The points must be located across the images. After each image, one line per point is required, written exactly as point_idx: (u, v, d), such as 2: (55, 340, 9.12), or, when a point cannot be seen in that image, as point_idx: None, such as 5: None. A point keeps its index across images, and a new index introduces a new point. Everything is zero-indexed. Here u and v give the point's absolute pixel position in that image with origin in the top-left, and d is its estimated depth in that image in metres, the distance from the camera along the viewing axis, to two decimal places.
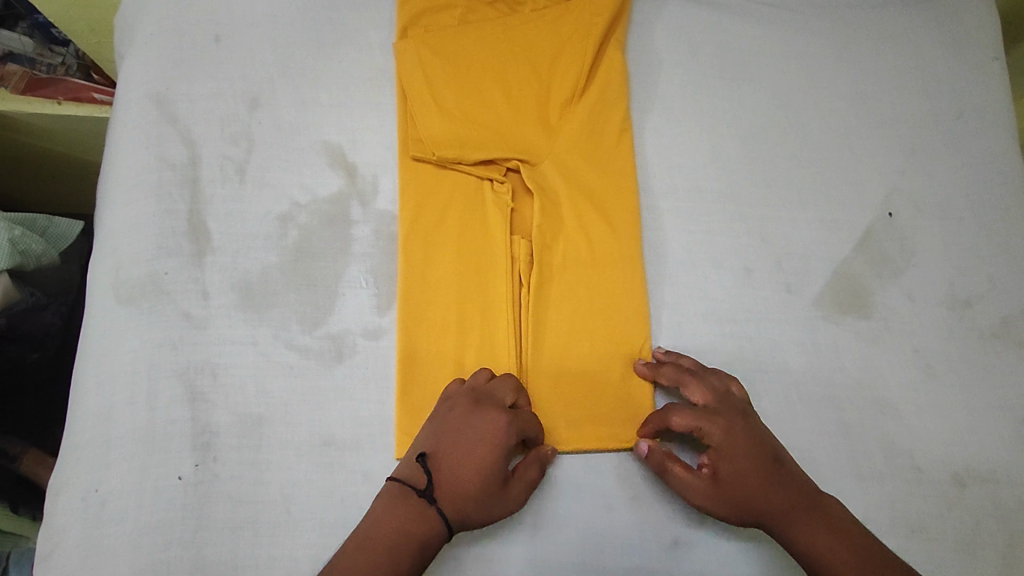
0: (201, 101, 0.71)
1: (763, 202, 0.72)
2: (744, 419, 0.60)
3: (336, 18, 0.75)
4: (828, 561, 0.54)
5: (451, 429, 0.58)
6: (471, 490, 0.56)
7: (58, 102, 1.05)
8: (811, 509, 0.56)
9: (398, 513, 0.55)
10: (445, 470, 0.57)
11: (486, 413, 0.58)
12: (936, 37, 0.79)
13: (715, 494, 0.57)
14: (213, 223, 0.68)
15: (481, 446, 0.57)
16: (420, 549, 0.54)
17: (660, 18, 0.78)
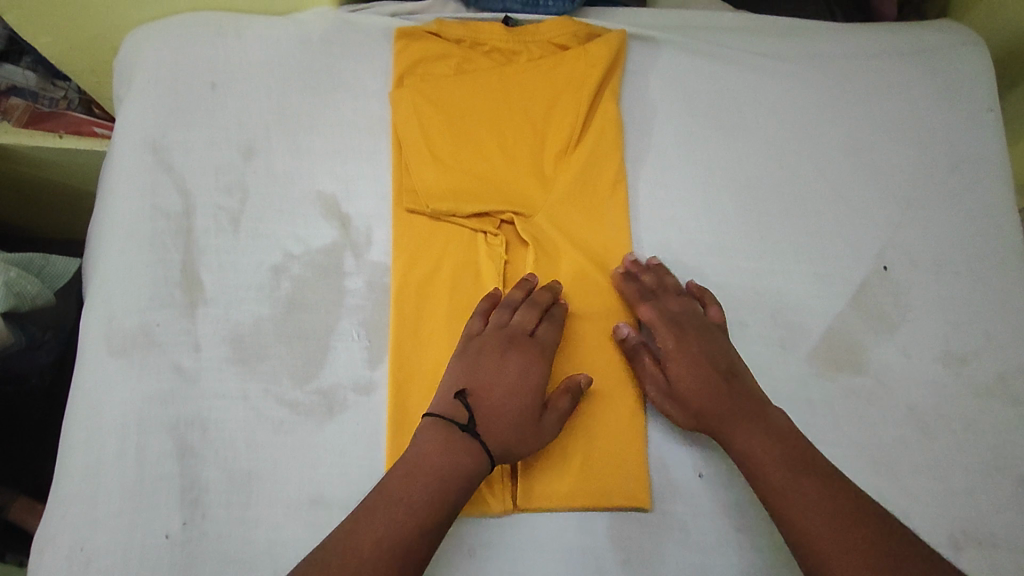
0: (196, 149, 0.71)
1: (758, 254, 0.72)
2: (701, 333, 0.65)
3: (331, 65, 0.74)
4: (768, 469, 0.57)
5: (486, 363, 0.62)
6: (510, 421, 0.59)
7: (60, 135, 1.05)
8: (745, 416, 0.60)
9: (448, 447, 0.57)
10: (484, 403, 0.60)
11: (518, 346, 0.63)
12: (930, 89, 0.79)
13: (664, 394, 0.64)
14: (206, 274, 0.68)
15: (514, 377, 0.61)
16: (471, 478, 0.57)
17: (656, 66, 0.78)
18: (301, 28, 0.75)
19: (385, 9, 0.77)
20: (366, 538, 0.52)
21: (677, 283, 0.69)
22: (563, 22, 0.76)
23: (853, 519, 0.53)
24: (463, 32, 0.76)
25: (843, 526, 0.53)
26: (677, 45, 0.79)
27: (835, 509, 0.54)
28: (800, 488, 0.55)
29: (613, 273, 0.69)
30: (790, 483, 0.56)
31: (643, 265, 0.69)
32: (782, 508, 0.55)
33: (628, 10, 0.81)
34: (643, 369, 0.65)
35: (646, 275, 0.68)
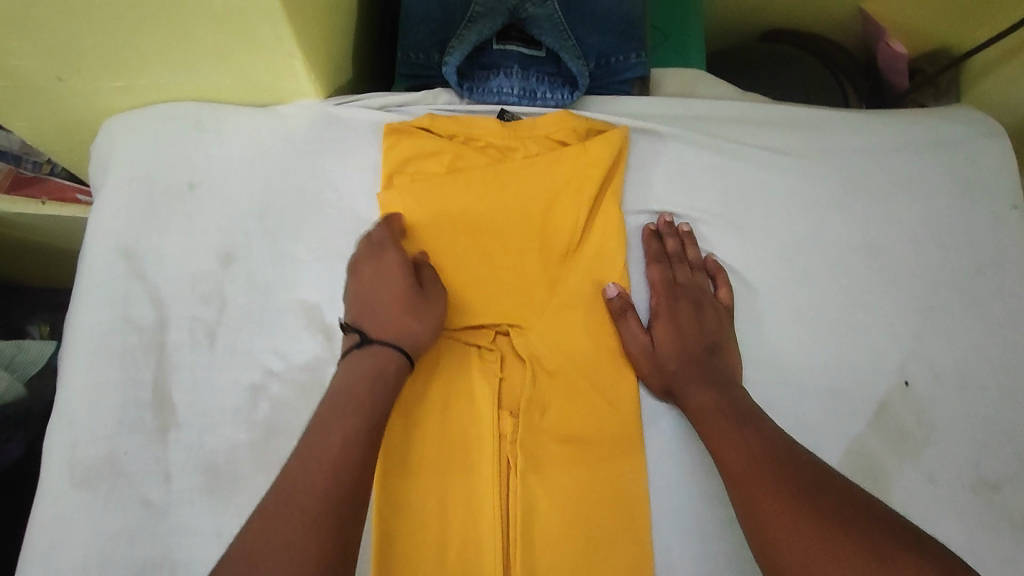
0: (173, 256, 0.67)
1: (772, 367, 0.69)
2: (696, 308, 0.68)
3: (319, 164, 0.71)
4: (712, 440, 0.60)
5: (358, 287, 0.63)
6: (394, 300, 0.62)
7: (41, 203, 0.98)
8: (709, 379, 0.64)
9: (375, 381, 0.58)
10: (367, 317, 0.62)
11: (374, 256, 0.64)
12: (949, 185, 0.76)
13: (648, 355, 0.66)
14: (179, 395, 0.63)
15: (391, 264, 0.63)
16: (379, 376, 0.58)
17: (660, 163, 0.75)
18: (285, 123, 0.72)
19: (375, 100, 0.74)
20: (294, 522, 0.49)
21: (697, 257, 0.71)
22: (561, 116, 0.72)
23: (778, 487, 0.54)
24: (455, 127, 0.72)
25: (758, 483, 0.55)
26: (683, 139, 0.75)
27: (757, 463, 0.56)
28: (724, 435, 0.59)
29: (645, 228, 0.72)
30: (728, 437, 0.59)
31: (669, 229, 0.72)
32: (718, 445, 0.59)
33: (631, 99, 0.78)
34: (627, 327, 0.67)
35: (669, 240, 0.72)
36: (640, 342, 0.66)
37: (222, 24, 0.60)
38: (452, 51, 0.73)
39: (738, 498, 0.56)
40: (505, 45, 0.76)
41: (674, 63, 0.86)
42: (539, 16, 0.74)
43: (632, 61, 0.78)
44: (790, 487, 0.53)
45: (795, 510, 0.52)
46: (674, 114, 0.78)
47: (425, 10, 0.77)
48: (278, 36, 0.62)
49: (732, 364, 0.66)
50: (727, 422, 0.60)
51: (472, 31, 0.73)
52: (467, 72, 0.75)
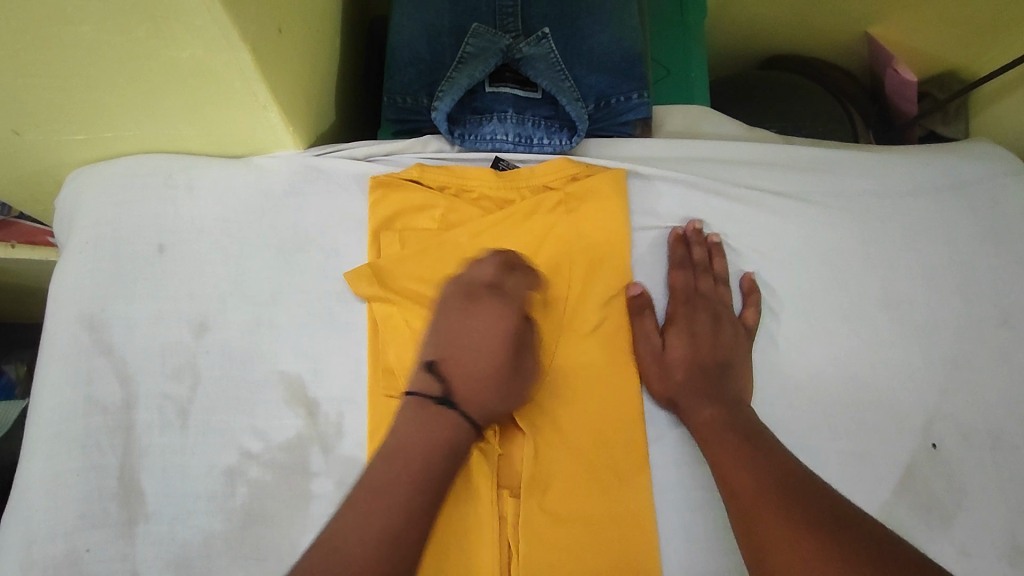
0: (140, 326, 0.62)
1: (790, 430, 0.64)
2: (714, 321, 0.65)
3: (298, 220, 0.66)
4: (719, 458, 0.56)
5: (448, 327, 0.61)
6: (496, 376, 0.60)
7: (11, 246, 0.89)
8: (714, 396, 0.61)
9: (421, 424, 0.56)
10: (458, 376, 0.60)
11: (483, 301, 0.62)
12: (969, 228, 0.72)
13: (655, 357, 0.64)
14: (148, 481, 0.57)
15: (491, 331, 0.62)
16: (449, 448, 0.56)
17: (662, 211, 0.71)
18: (263, 176, 0.66)
19: (359, 149, 0.69)
20: (338, 526, 0.50)
21: (723, 269, 0.68)
22: (559, 163, 0.69)
23: (786, 504, 0.51)
24: (446, 178, 0.68)
25: (765, 504, 0.52)
26: (688, 184, 0.71)
27: (768, 480, 0.53)
28: (729, 450, 0.56)
29: (670, 231, 0.70)
30: (734, 456, 0.56)
31: (698, 237, 0.69)
32: (722, 460, 0.56)
33: (631, 142, 0.74)
34: (642, 325, 0.65)
35: (697, 247, 0.69)
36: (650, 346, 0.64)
37: (190, 81, 0.55)
38: (442, 96, 0.68)
39: (733, 513, 0.53)
40: (498, 88, 0.71)
41: (677, 100, 0.82)
42: (534, 57, 0.71)
43: (634, 102, 0.73)
44: (799, 511, 0.50)
45: (801, 524, 0.49)
46: (678, 159, 0.73)
47: (412, 51, 0.73)
48: (252, 90, 0.57)
49: (743, 383, 0.63)
50: (736, 439, 0.57)
51: (463, 74, 0.69)
52: (458, 117, 0.71)
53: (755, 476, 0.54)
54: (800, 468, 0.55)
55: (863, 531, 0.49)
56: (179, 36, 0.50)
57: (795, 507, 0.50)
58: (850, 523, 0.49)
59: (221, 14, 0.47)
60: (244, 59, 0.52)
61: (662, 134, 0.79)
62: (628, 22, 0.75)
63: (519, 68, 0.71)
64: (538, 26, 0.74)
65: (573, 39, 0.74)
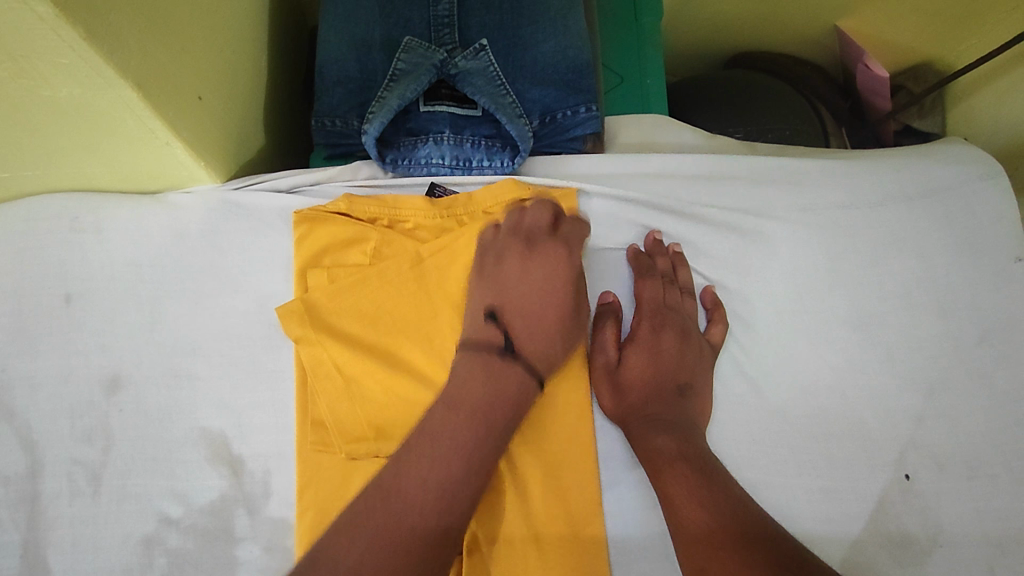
0: (47, 385, 0.57)
1: (755, 467, 0.59)
2: (682, 339, 0.60)
3: (218, 261, 0.61)
4: (670, 493, 0.51)
5: (507, 275, 0.60)
6: (560, 310, 0.59)
7: None
8: (670, 423, 0.56)
9: (488, 380, 0.54)
10: (519, 323, 0.58)
11: (540, 247, 0.61)
12: (941, 239, 0.67)
13: (609, 371, 0.60)
14: (56, 557, 0.53)
15: (564, 272, 0.60)
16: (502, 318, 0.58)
17: (615, 233, 0.66)
18: (177, 215, 0.62)
19: (282, 180, 0.64)
20: (399, 507, 0.48)
21: (689, 280, 0.64)
22: (501, 184, 0.63)
23: (738, 544, 0.45)
24: (378, 209, 0.63)
25: (716, 542, 0.47)
26: (642, 203, 0.66)
27: (723, 517, 0.48)
28: (681, 482, 0.51)
29: (630, 247, 0.65)
30: (687, 490, 0.51)
31: (661, 248, 0.65)
32: (672, 492, 0.51)
33: (583, 161, 0.68)
34: (603, 341, 0.61)
35: (661, 259, 0.64)
36: (607, 361, 0.60)
37: (78, 120, 0.51)
38: (370, 118, 0.63)
39: (681, 550, 0.48)
40: (434, 106, 0.66)
41: (633, 110, 0.77)
42: (472, 71, 0.67)
43: (581, 116, 0.68)
44: (752, 554, 0.45)
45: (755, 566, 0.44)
46: (631, 174, 0.68)
47: (341, 68, 0.68)
48: (149, 126, 0.52)
49: (703, 408, 0.59)
50: (689, 471, 0.52)
51: (393, 93, 0.64)
52: (390, 139, 0.66)
53: (708, 514, 0.48)
54: (756, 509, 0.50)
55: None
56: (49, 75, 0.45)
57: (745, 543, 0.46)
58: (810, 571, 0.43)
59: (89, 51, 0.42)
60: (128, 95, 0.48)
61: (616, 147, 0.74)
62: (575, 28, 0.70)
63: (455, 84, 0.66)
64: (476, 38, 0.69)
65: (513, 50, 0.69)
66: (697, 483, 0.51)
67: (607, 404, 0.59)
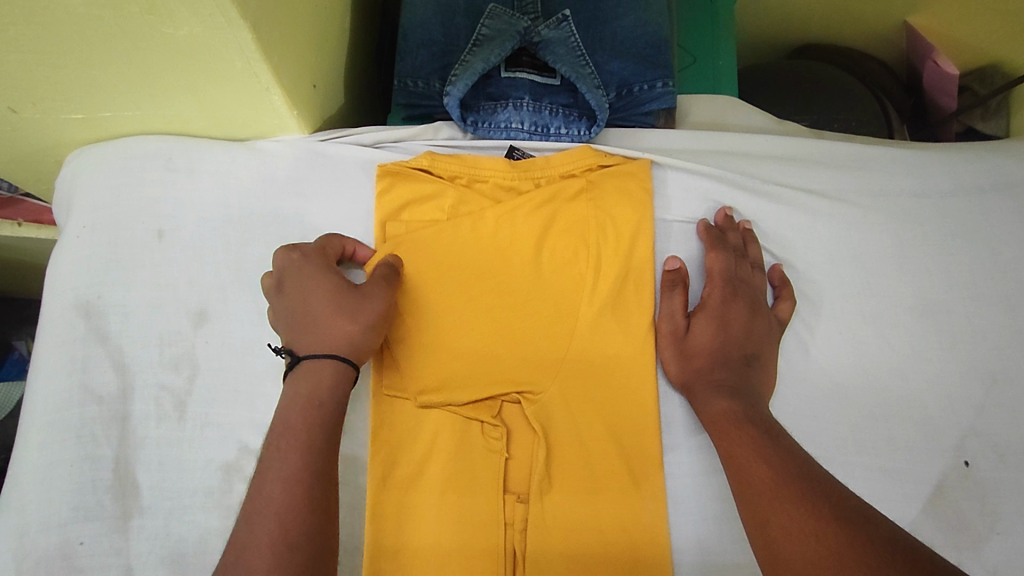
0: (140, 314, 0.60)
1: (814, 442, 0.60)
2: (751, 310, 0.61)
3: (303, 209, 0.64)
4: (735, 453, 0.52)
5: (310, 282, 0.56)
6: (326, 300, 0.55)
7: (18, 223, 0.81)
8: (735, 389, 0.57)
9: (300, 376, 0.53)
10: (302, 333, 0.55)
11: (296, 266, 0.57)
12: (1012, 234, 0.67)
13: (677, 339, 0.61)
14: (143, 475, 0.56)
15: (312, 269, 0.57)
16: (300, 309, 0.56)
17: (686, 206, 0.67)
18: (266, 162, 0.64)
19: (366, 135, 0.66)
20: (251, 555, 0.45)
21: (759, 257, 0.65)
22: (580, 152, 0.65)
23: (803, 496, 0.46)
24: (459, 167, 0.64)
25: (781, 497, 0.47)
26: (715, 178, 0.67)
27: (788, 473, 0.48)
28: (745, 443, 0.52)
29: (701, 222, 0.65)
30: (751, 449, 0.52)
31: (731, 223, 0.65)
32: (736, 451, 0.52)
33: (653, 136, 0.70)
34: (669, 302, 0.62)
35: (732, 233, 0.65)
36: (675, 329, 0.61)
37: (190, 59, 0.53)
38: (454, 81, 0.65)
39: (744, 506, 0.49)
40: (514, 73, 0.68)
41: (704, 90, 0.78)
42: (554, 40, 0.68)
43: (658, 91, 0.69)
44: (818, 506, 0.45)
45: (822, 517, 0.44)
46: (702, 151, 0.70)
47: (426, 33, 0.70)
48: (254, 69, 0.54)
49: (767, 379, 0.60)
50: (754, 432, 0.53)
51: (477, 57, 0.66)
52: (471, 103, 0.68)
53: (771, 470, 0.49)
54: (823, 471, 0.49)
55: (890, 530, 0.43)
56: (174, 11, 0.47)
57: (809, 496, 0.46)
58: (879, 524, 0.43)
59: None
60: (243, 36, 0.50)
61: (687, 125, 0.75)
62: (654, 5, 0.71)
63: (538, 52, 0.67)
64: (559, 7, 0.70)
65: (594, 22, 0.71)
66: (763, 443, 0.52)
67: (671, 369, 0.60)
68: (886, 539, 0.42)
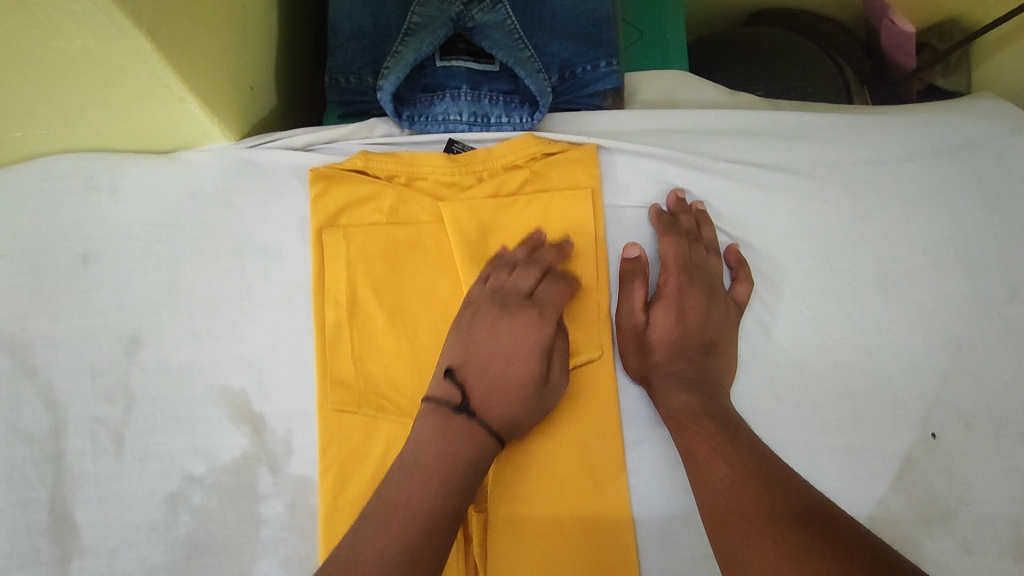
0: (68, 345, 0.57)
1: (779, 424, 0.59)
2: (708, 296, 0.59)
3: (235, 220, 0.60)
4: (694, 449, 0.51)
5: (503, 338, 0.54)
6: (516, 376, 0.53)
7: None
8: (694, 380, 0.55)
9: (447, 431, 0.49)
10: (478, 381, 0.52)
11: (513, 312, 0.55)
12: (971, 196, 0.66)
13: (636, 332, 0.59)
14: (82, 513, 0.53)
15: (528, 330, 0.54)
16: (517, 381, 0.52)
17: (637, 191, 0.64)
18: (192, 174, 0.61)
19: (298, 138, 0.63)
20: None
21: (714, 238, 0.63)
22: (522, 141, 0.63)
23: (760, 494, 0.45)
24: (395, 166, 0.62)
25: (741, 495, 0.45)
26: (665, 158, 0.65)
27: (745, 469, 0.47)
28: (704, 437, 0.51)
29: (653, 207, 0.63)
30: (710, 443, 0.50)
31: (684, 206, 0.63)
32: (694, 446, 0.51)
33: (601, 117, 0.67)
34: (630, 296, 0.60)
35: (685, 217, 0.63)
36: (632, 323, 0.59)
37: (92, 74, 0.49)
38: (386, 73, 0.61)
39: (704, 504, 0.47)
40: (450, 61, 0.65)
41: (653, 66, 0.75)
42: (489, 25, 0.64)
43: (602, 70, 0.66)
44: (775, 506, 0.44)
45: (777, 516, 0.43)
46: (652, 130, 0.67)
47: (355, 24, 0.66)
48: (162, 79, 0.51)
49: (729, 366, 0.58)
50: (712, 426, 0.51)
51: (409, 47, 0.62)
52: (406, 96, 0.65)
53: (730, 468, 0.47)
54: (784, 464, 0.48)
55: (846, 528, 0.42)
56: (59, 24, 0.43)
57: (766, 493, 0.45)
58: (836, 523, 0.42)
59: None
60: (141, 46, 0.46)
61: (636, 104, 0.72)
62: None
63: (472, 38, 0.64)
64: None
65: (532, 2, 0.67)
66: (721, 438, 0.50)
67: (630, 363, 0.58)
68: (839, 537, 0.41)
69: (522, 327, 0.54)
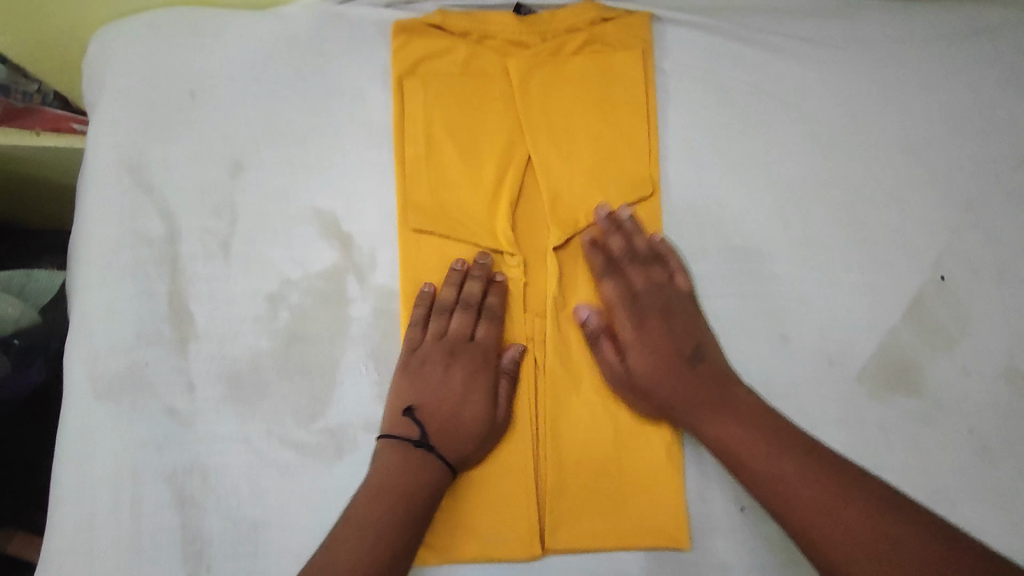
0: (179, 168, 0.65)
1: (804, 261, 0.66)
2: (662, 320, 0.61)
3: (323, 66, 0.67)
4: (758, 488, 0.54)
5: (433, 382, 0.60)
6: (457, 423, 0.58)
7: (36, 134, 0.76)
8: (717, 408, 0.57)
9: (406, 468, 0.56)
10: (435, 424, 0.58)
11: (459, 356, 0.61)
12: (991, 75, 0.72)
13: (621, 379, 0.60)
14: (196, 305, 0.62)
15: (466, 375, 0.60)
16: (469, 416, 0.58)
17: (684, 56, 0.71)
18: (285, 24, 0.68)
19: None
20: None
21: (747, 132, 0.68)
22: (582, 6, 0.69)
23: (836, 489, 0.51)
24: (469, 24, 0.68)
25: (828, 497, 0.51)
26: (710, 28, 0.71)
27: (820, 483, 0.52)
28: (763, 456, 0.54)
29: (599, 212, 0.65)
30: (773, 453, 0.54)
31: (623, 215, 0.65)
32: (754, 478, 0.54)
33: None
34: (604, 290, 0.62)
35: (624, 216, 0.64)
36: (623, 372, 0.60)
37: None
38: None
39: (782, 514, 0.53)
40: None
41: None
42: None
43: None
44: (850, 504, 0.50)
45: (856, 509, 0.50)
46: (699, 5, 0.73)
47: None
48: None
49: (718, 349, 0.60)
50: (768, 446, 0.54)
51: None
52: None
53: (802, 476, 0.52)
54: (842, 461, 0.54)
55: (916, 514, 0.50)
56: None
57: (851, 503, 0.50)
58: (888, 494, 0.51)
59: None
60: None
61: None
62: None
63: None
64: None
65: None
66: (785, 460, 0.53)
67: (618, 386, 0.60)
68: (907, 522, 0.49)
69: (463, 360, 0.61)
